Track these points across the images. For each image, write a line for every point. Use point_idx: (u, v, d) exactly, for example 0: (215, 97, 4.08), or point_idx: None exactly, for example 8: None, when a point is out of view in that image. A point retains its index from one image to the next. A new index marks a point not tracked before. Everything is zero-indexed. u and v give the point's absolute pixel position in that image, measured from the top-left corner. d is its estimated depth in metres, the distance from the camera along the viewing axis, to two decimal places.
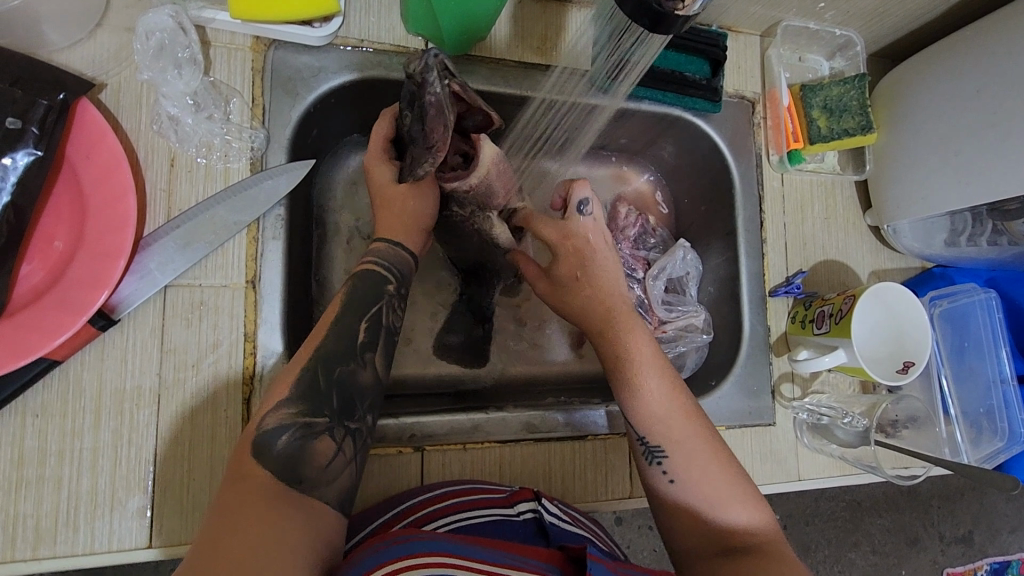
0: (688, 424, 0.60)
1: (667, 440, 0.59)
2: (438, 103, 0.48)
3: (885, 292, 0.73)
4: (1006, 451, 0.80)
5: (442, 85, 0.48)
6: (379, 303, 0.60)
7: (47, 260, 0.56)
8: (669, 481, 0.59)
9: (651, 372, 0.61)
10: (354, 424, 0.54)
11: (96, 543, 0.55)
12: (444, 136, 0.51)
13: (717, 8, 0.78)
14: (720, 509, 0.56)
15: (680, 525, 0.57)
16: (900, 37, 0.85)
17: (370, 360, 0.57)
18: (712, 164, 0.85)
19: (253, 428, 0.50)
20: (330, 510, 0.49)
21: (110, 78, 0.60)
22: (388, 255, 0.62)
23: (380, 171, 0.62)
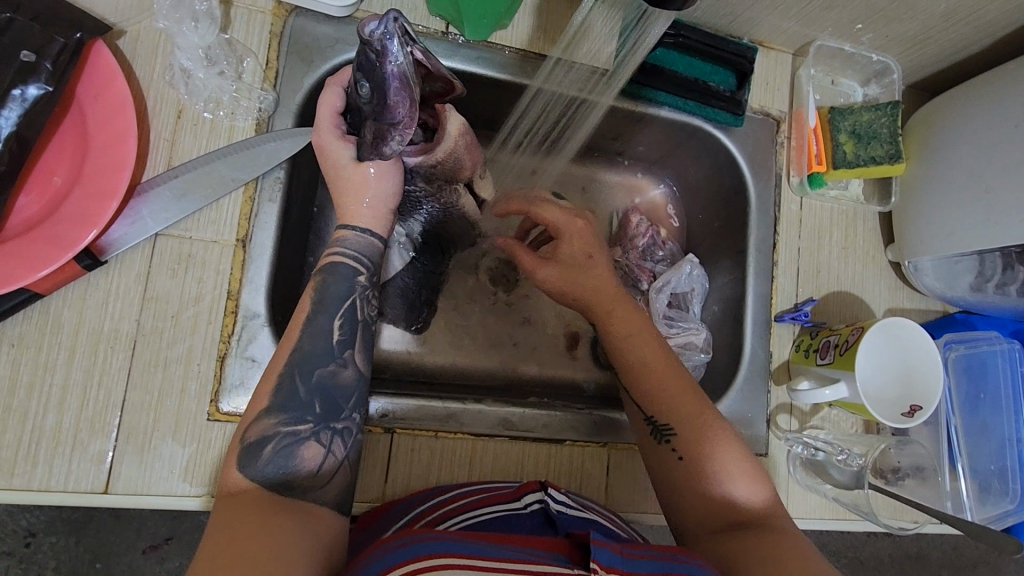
0: (695, 400, 0.60)
1: (675, 417, 0.59)
2: (401, 73, 0.45)
3: (895, 328, 0.69)
4: (1016, 516, 0.74)
5: (405, 54, 0.44)
6: (350, 297, 0.57)
7: (44, 194, 0.57)
8: (677, 457, 0.58)
9: (655, 353, 0.62)
10: (340, 425, 0.54)
11: (52, 481, 0.55)
12: (409, 110, 0.48)
13: (749, 21, 0.76)
14: (729, 483, 0.55)
15: (689, 503, 0.56)
16: (941, 68, 0.82)
17: (351, 358, 0.56)
18: (730, 180, 0.82)
19: (238, 440, 0.51)
20: (329, 512, 0.50)
21: (129, 26, 0.61)
22: (355, 245, 0.58)
23: (336, 151, 0.56)
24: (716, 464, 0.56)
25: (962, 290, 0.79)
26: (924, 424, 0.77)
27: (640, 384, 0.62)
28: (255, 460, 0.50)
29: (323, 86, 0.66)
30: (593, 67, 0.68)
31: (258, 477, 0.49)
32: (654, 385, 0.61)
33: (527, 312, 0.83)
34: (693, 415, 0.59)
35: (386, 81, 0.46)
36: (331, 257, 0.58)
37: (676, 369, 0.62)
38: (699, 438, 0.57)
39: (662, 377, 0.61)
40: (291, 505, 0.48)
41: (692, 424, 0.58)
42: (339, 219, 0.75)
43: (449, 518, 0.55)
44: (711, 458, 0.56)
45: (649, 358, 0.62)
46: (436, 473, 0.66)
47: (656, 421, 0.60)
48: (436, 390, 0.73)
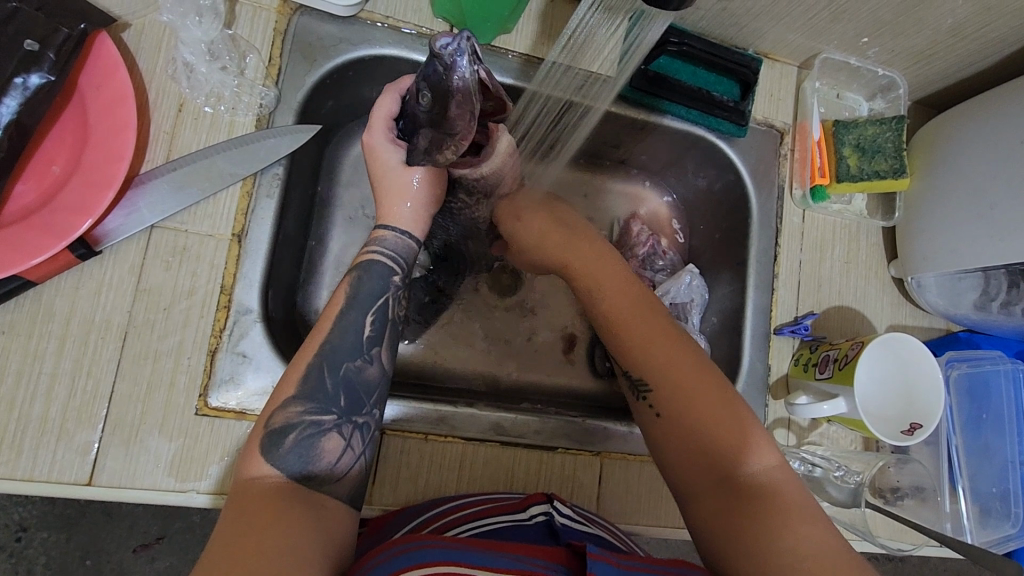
0: (672, 348, 0.57)
1: (652, 370, 0.56)
2: (466, 88, 0.44)
3: (898, 344, 0.68)
4: (1018, 540, 0.73)
5: (472, 70, 0.44)
6: (384, 294, 0.57)
7: (41, 182, 0.57)
8: (657, 416, 0.56)
9: (619, 305, 0.60)
10: (361, 420, 0.53)
11: (36, 471, 0.54)
12: (468, 124, 0.47)
13: (755, 32, 0.76)
14: (718, 437, 0.52)
15: (674, 458, 0.54)
16: (948, 85, 0.81)
17: (377, 356, 0.55)
18: (732, 190, 0.81)
19: (261, 425, 0.50)
20: (343, 507, 0.49)
21: (135, 20, 0.62)
22: (390, 244, 0.58)
23: (385, 155, 0.56)
24: (697, 415, 0.53)
25: (966, 308, 0.78)
26: (924, 444, 0.75)
27: (613, 342, 0.60)
28: (278, 448, 0.49)
29: (324, 85, 0.66)
30: (587, 72, 0.68)
31: (277, 465, 0.48)
32: (626, 341, 0.58)
33: (523, 318, 0.82)
34: (669, 365, 0.56)
35: (449, 94, 0.45)
36: (366, 255, 0.57)
37: (654, 318, 0.59)
38: (676, 390, 0.55)
39: (634, 327, 0.58)
40: (308, 497, 0.47)
41: (668, 382, 0.55)
42: (338, 218, 0.75)
43: (457, 526, 0.54)
44: (691, 411, 0.54)
45: (623, 309, 0.59)
46: (425, 476, 0.65)
47: (634, 376, 0.58)
48: (429, 394, 0.71)
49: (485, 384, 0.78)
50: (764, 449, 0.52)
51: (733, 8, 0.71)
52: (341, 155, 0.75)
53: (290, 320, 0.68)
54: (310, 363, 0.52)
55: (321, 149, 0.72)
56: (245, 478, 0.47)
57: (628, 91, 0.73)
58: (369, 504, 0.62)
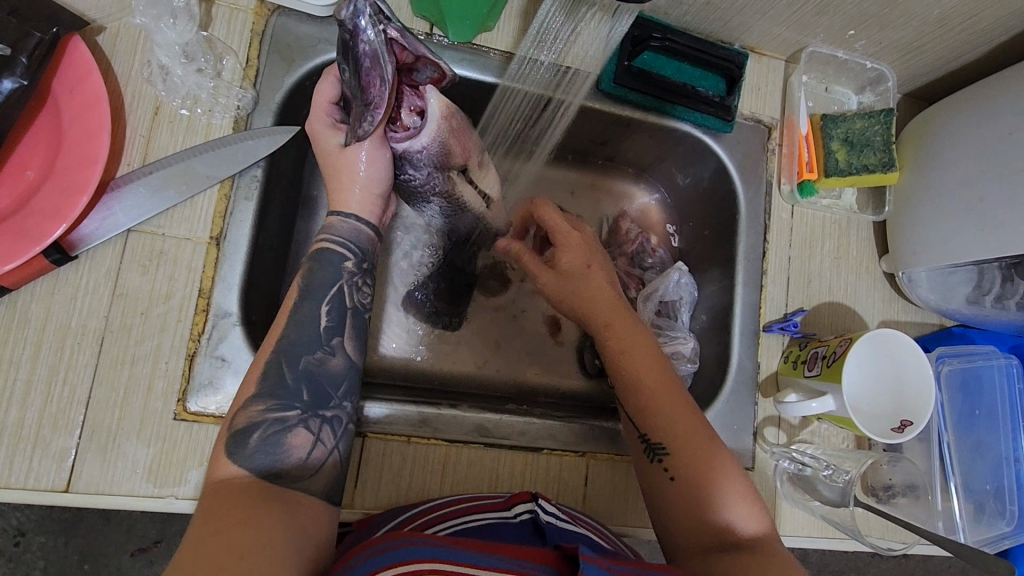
0: (690, 420, 0.58)
1: (670, 432, 0.57)
2: (373, 51, 0.45)
3: (882, 338, 0.67)
4: (1012, 538, 0.72)
5: (375, 32, 0.45)
6: (337, 284, 0.56)
7: (15, 188, 0.57)
8: (669, 478, 0.56)
9: (644, 363, 0.61)
10: (329, 413, 0.53)
11: (11, 478, 0.54)
12: (382, 92, 0.47)
13: (740, 26, 0.75)
14: (722, 505, 0.53)
15: (679, 523, 0.54)
16: (937, 77, 0.81)
17: (339, 346, 0.55)
18: (719, 186, 0.80)
19: (225, 425, 0.49)
20: (318, 501, 0.49)
21: (109, 23, 0.61)
22: (341, 230, 0.57)
23: (326, 137, 0.56)
24: (710, 484, 0.54)
25: (959, 302, 0.77)
26: (917, 441, 0.74)
27: (634, 401, 0.60)
28: (243, 446, 0.48)
29: (304, 86, 0.66)
30: (556, 63, 0.66)
31: (244, 464, 0.47)
32: (646, 399, 0.59)
33: (511, 318, 0.82)
34: (688, 431, 0.57)
35: (358, 59, 0.46)
36: (320, 244, 0.57)
37: (680, 394, 0.59)
38: (690, 455, 0.56)
39: (659, 391, 0.59)
40: (276, 494, 0.46)
41: (683, 444, 0.56)
42: (322, 220, 0.74)
43: (440, 523, 0.54)
44: (701, 480, 0.55)
45: (649, 373, 0.60)
46: (407, 480, 0.64)
47: (650, 437, 0.58)
48: (413, 395, 0.71)
49: (471, 384, 0.77)
50: (762, 522, 0.54)
51: (717, 2, 0.70)
52: None
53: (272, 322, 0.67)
54: (285, 365, 0.52)
55: (303, 150, 0.71)
56: (209, 480, 0.47)
57: (609, 86, 0.72)
58: (351, 508, 0.62)
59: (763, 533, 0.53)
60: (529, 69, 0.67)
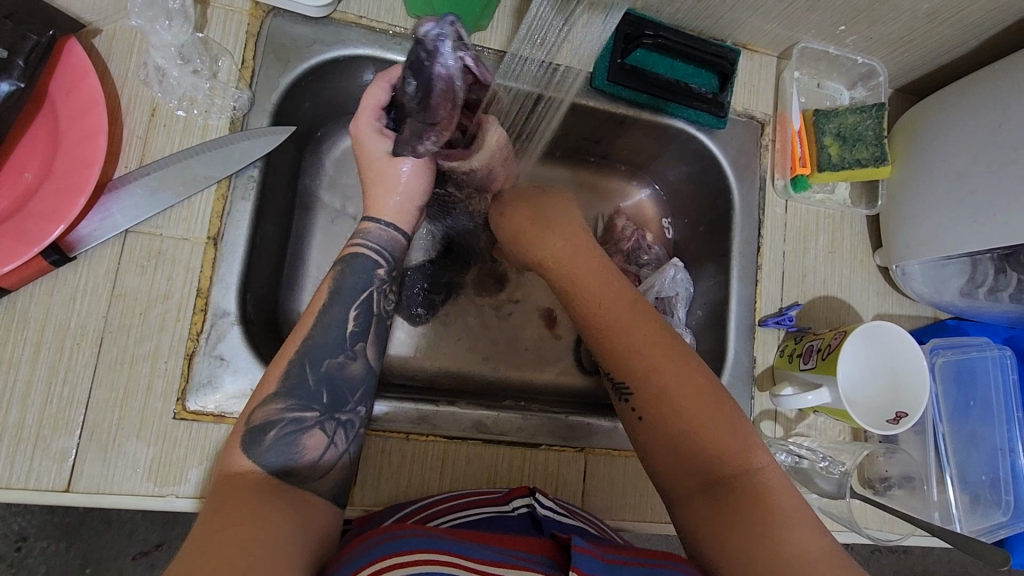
0: (651, 353, 0.54)
1: (634, 373, 0.55)
2: (450, 75, 0.48)
3: (883, 333, 0.67)
4: (1009, 528, 0.72)
5: (455, 60, 0.47)
6: (368, 289, 0.56)
7: (13, 190, 0.57)
8: (638, 419, 0.55)
9: (594, 298, 0.57)
10: (345, 417, 0.53)
11: (12, 478, 0.54)
12: (450, 113, 0.50)
13: (732, 23, 0.75)
14: (694, 440, 0.51)
15: (658, 461, 0.54)
16: (928, 72, 0.81)
17: (361, 351, 0.55)
18: (713, 182, 0.81)
19: (242, 422, 0.50)
20: (325, 502, 0.49)
21: (105, 25, 0.62)
22: (378, 238, 0.57)
23: (371, 144, 0.56)
24: (681, 423, 0.52)
25: (952, 295, 0.77)
26: (912, 432, 0.75)
27: (596, 343, 0.57)
28: (257, 446, 0.49)
29: (299, 86, 0.66)
30: (548, 60, 0.67)
31: (258, 461, 0.48)
32: (605, 340, 0.56)
33: (508, 316, 0.82)
34: (651, 371, 0.54)
35: (432, 80, 0.48)
36: (351, 248, 0.57)
37: (636, 324, 0.55)
38: (654, 393, 0.54)
39: (617, 329, 0.56)
40: (284, 490, 0.47)
41: (646, 382, 0.54)
42: (318, 219, 0.75)
43: (441, 516, 0.54)
44: (668, 418, 0.53)
45: (603, 311, 0.56)
46: (407, 477, 0.64)
47: (617, 380, 0.56)
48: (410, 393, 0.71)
49: (469, 382, 0.78)
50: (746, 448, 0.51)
51: None
52: (320, 155, 0.75)
53: (271, 322, 0.67)
54: (282, 361, 0.52)
55: (299, 150, 0.72)
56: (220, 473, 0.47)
57: (603, 84, 0.72)
58: (350, 505, 0.62)
59: (747, 462, 0.50)
60: (518, 67, 0.67)
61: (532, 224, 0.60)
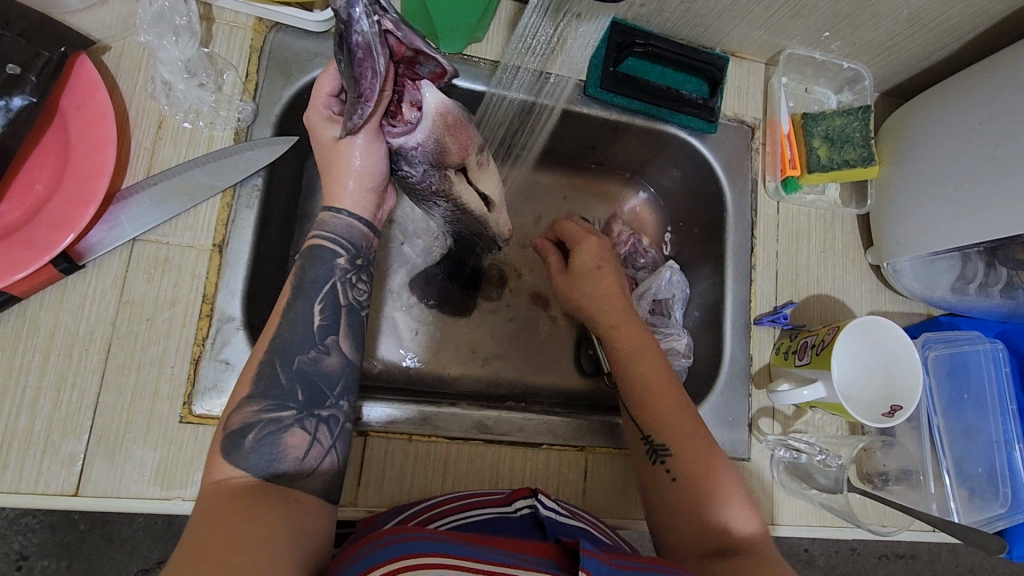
0: (695, 425, 0.61)
1: (673, 437, 0.60)
2: (366, 43, 0.41)
3: (870, 326, 0.69)
4: (1007, 519, 0.73)
5: (369, 23, 0.41)
6: (330, 281, 0.58)
7: (25, 201, 0.59)
8: (671, 480, 0.59)
9: (650, 364, 0.64)
10: (325, 413, 0.54)
11: (21, 483, 0.55)
12: (374, 84, 0.44)
13: (719, 31, 0.78)
14: (721, 508, 0.56)
15: (678, 525, 0.57)
16: (911, 75, 0.84)
17: (333, 345, 0.56)
18: (706, 186, 0.83)
19: (221, 429, 0.51)
20: (318, 500, 0.50)
21: (114, 42, 0.64)
22: (335, 227, 0.58)
23: (323, 129, 0.56)
24: (709, 487, 0.57)
25: (943, 290, 0.78)
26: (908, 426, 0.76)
27: (642, 403, 0.63)
28: (239, 447, 0.50)
29: (301, 98, 0.68)
30: (540, 70, 0.68)
31: (242, 466, 0.49)
32: (654, 400, 0.62)
33: (508, 319, 0.83)
34: (690, 437, 0.60)
35: (350, 49, 0.42)
36: (312, 242, 0.58)
37: (681, 397, 0.63)
38: (692, 459, 0.59)
39: (664, 396, 0.62)
40: (278, 490, 0.48)
41: (686, 448, 0.59)
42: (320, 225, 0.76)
43: (442, 518, 0.55)
44: (703, 484, 0.57)
45: (654, 374, 0.64)
46: (410, 478, 0.65)
47: (653, 443, 0.61)
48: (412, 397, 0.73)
49: (470, 385, 0.79)
50: (755, 523, 0.56)
51: (696, 8, 0.73)
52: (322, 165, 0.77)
53: None
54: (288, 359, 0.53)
55: (302, 159, 0.74)
56: (206, 484, 0.48)
57: (596, 91, 0.74)
58: (353, 506, 0.63)
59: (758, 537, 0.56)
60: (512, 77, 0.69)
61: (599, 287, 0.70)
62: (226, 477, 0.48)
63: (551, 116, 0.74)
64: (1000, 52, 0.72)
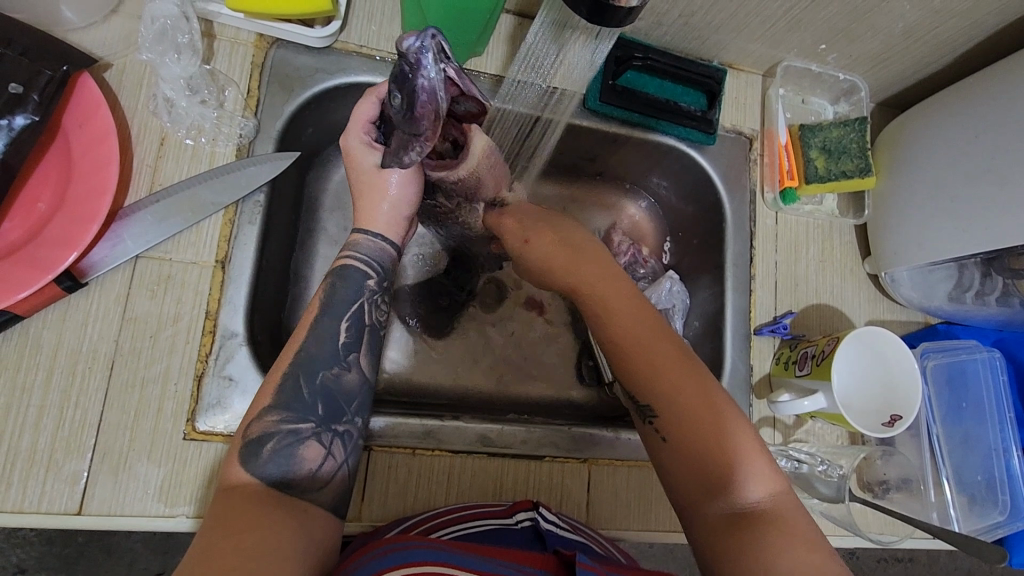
0: (682, 375, 0.55)
1: (655, 393, 0.55)
2: (432, 88, 0.46)
3: (871, 336, 0.69)
4: (1007, 527, 0.73)
5: (437, 70, 0.45)
6: (357, 301, 0.58)
7: (27, 219, 0.59)
8: (661, 439, 0.54)
9: (623, 315, 0.58)
10: (341, 428, 0.54)
11: (25, 502, 0.55)
12: (432, 126, 0.49)
13: (717, 44, 0.79)
14: (720, 462, 0.51)
15: (678, 484, 0.53)
16: (907, 86, 0.85)
17: (355, 362, 0.57)
18: (705, 197, 0.83)
19: (239, 438, 0.51)
20: (326, 514, 0.50)
21: (116, 60, 0.64)
22: (366, 249, 0.59)
23: (361, 156, 0.57)
24: (703, 444, 0.52)
25: (941, 299, 0.79)
26: (908, 435, 0.76)
27: (618, 360, 0.57)
28: (257, 455, 0.50)
29: (303, 113, 0.69)
30: (544, 84, 0.69)
31: (257, 472, 0.49)
32: (630, 356, 0.56)
33: (511, 331, 0.84)
34: (676, 392, 0.54)
35: (415, 92, 0.46)
36: (342, 260, 0.59)
37: (664, 346, 0.56)
38: (680, 416, 0.53)
39: (644, 349, 0.56)
40: (287, 500, 0.48)
41: (671, 404, 0.54)
42: (322, 237, 0.77)
43: (441, 529, 0.55)
44: (694, 441, 0.52)
45: (629, 328, 0.57)
46: (413, 491, 0.65)
47: (640, 401, 0.56)
48: (415, 408, 0.72)
49: (472, 397, 0.79)
50: (767, 474, 0.51)
51: (694, 22, 0.74)
52: (323, 180, 0.77)
53: (278, 342, 0.69)
54: (290, 375, 0.53)
55: (303, 174, 0.74)
56: (220, 486, 0.48)
57: (595, 105, 0.75)
58: (357, 520, 0.63)
59: (774, 492, 0.50)
60: (518, 91, 0.69)
61: (553, 248, 0.62)
62: (239, 480, 0.48)
63: (556, 129, 0.75)
64: (999, 62, 0.72)
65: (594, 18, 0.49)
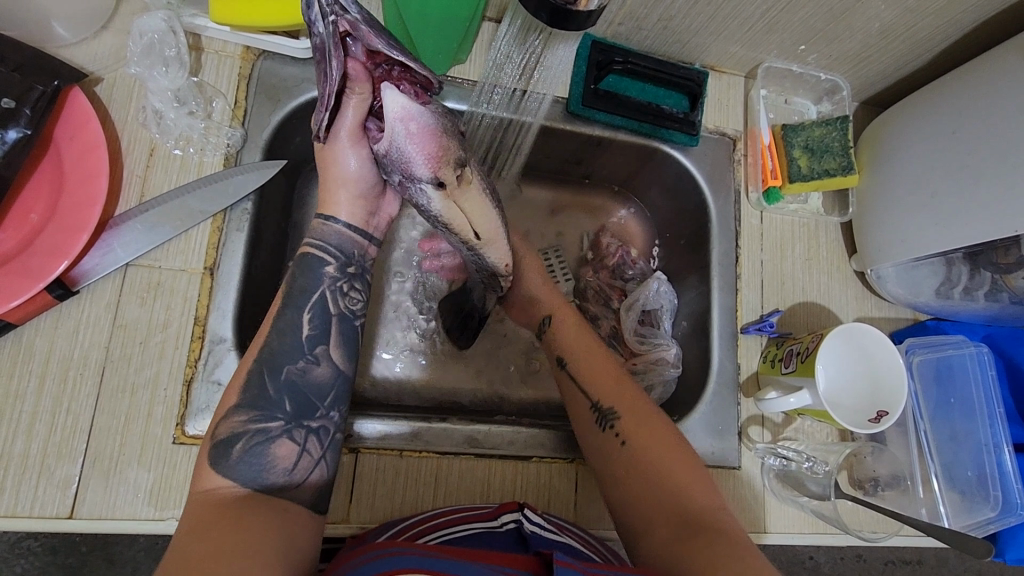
0: (640, 399, 0.63)
1: (619, 403, 0.62)
2: (323, 45, 0.42)
3: (855, 333, 0.70)
4: (998, 522, 0.73)
5: (325, 24, 0.41)
6: (318, 290, 0.58)
7: (19, 230, 0.60)
8: (621, 444, 0.60)
9: (591, 350, 0.68)
10: (315, 423, 0.55)
11: (18, 506, 0.56)
12: (330, 88, 0.44)
13: (697, 47, 0.80)
14: (669, 467, 0.57)
15: (632, 501, 0.57)
16: (889, 85, 0.86)
17: (324, 355, 0.57)
18: (690, 197, 0.84)
19: (209, 440, 0.52)
20: (306, 512, 0.52)
21: (106, 74, 0.66)
22: (324, 235, 0.59)
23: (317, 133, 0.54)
24: (657, 457, 0.58)
25: (927, 295, 0.79)
26: (895, 429, 0.77)
27: (586, 379, 0.65)
28: (225, 458, 0.51)
29: (289, 123, 0.70)
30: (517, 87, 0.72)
31: (231, 476, 0.50)
32: (595, 377, 0.65)
33: (502, 334, 0.84)
34: (634, 407, 0.62)
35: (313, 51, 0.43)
36: (304, 249, 0.59)
37: (626, 380, 0.65)
38: (641, 427, 0.60)
39: (605, 376, 0.65)
40: (268, 501, 0.50)
41: (632, 415, 0.61)
42: None
43: (431, 533, 0.56)
44: (648, 449, 0.58)
45: (595, 362, 0.66)
46: (401, 494, 0.66)
47: (602, 410, 0.62)
48: (404, 412, 0.73)
49: (461, 399, 0.80)
50: (708, 493, 0.56)
51: (673, 26, 0.75)
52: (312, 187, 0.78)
53: None
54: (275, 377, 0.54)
55: (291, 182, 0.75)
56: (199, 490, 0.49)
57: (578, 108, 0.76)
58: (345, 522, 0.64)
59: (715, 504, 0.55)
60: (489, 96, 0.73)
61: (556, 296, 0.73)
62: (215, 486, 0.49)
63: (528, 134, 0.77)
64: (976, 58, 0.73)
65: (555, 21, 0.52)
